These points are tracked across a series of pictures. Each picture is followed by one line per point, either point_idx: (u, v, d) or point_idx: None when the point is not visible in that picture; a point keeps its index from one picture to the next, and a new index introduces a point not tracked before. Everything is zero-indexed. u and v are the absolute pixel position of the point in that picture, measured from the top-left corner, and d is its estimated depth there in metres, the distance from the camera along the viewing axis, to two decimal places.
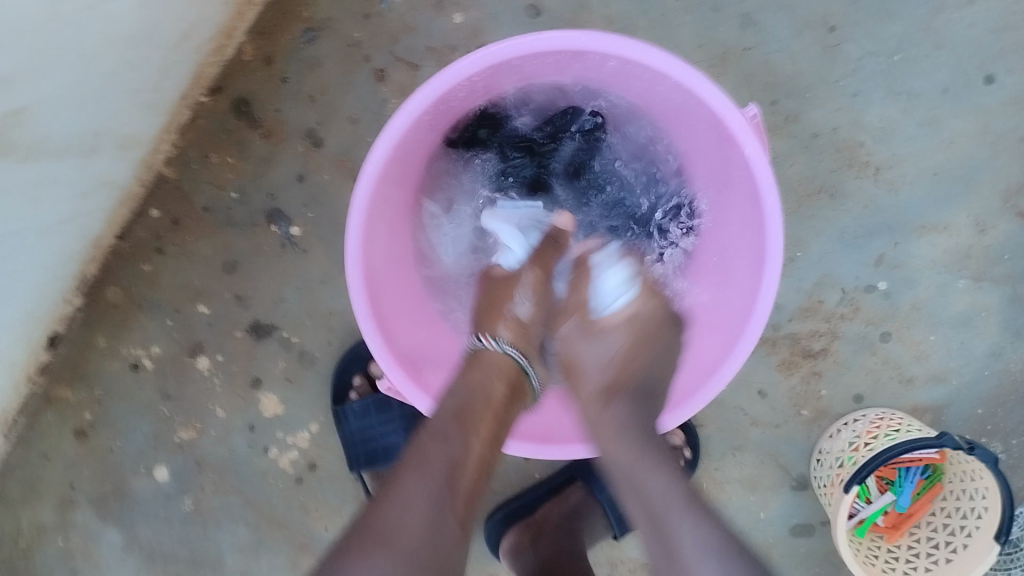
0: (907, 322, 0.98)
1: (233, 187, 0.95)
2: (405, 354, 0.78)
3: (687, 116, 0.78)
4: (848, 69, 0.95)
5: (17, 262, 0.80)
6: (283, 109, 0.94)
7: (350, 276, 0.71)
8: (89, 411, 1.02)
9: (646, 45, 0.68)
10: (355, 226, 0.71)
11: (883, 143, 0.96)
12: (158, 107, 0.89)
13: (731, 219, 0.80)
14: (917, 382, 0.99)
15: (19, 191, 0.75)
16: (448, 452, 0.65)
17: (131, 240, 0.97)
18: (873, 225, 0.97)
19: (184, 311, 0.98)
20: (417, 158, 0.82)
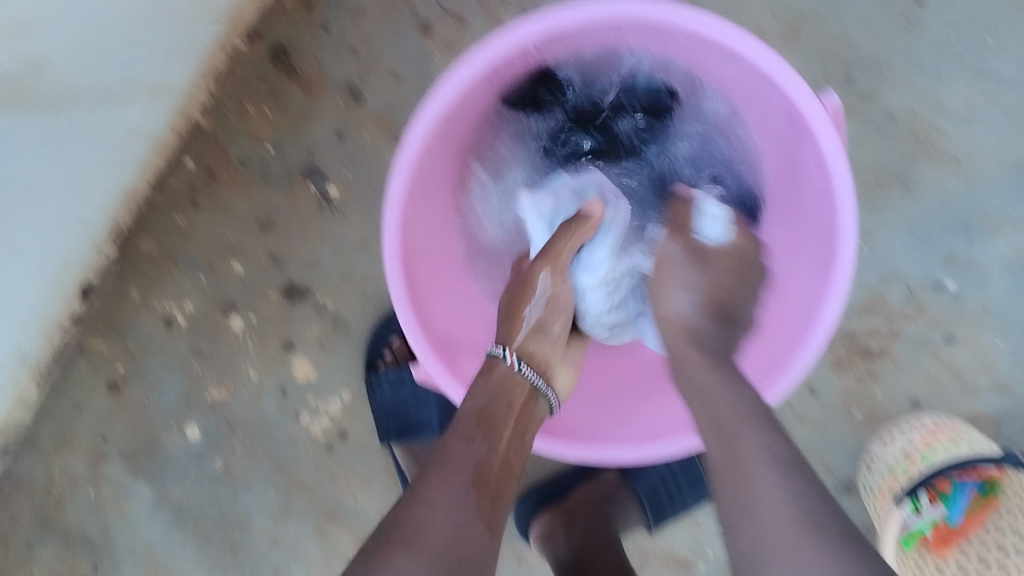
0: (972, 325, 0.91)
1: (270, 141, 0.92)
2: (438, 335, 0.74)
3: (758, 98, 0.72)
4: (930, 50, 0.88)
5: (46, 213, 0.78)
6: (326, 63, 0.90)
7: (385, 244, 0.68)
8: (122, 363, 1.01)
9: (716, 20, 0.64)
10: (396, 187, 0.68)
11: (963, 131, 0.89)
12: (190, 54, 0.85)
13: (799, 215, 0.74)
14: (979, 392, 0.92)
15: (43, 141, 0.72)
16: (472, 451, 0.59)
17: (166, 191, 0.94)
18: (944, 219, 0.89)
19: (217, 268, 0.95)
20: (468, 125, 0.78)
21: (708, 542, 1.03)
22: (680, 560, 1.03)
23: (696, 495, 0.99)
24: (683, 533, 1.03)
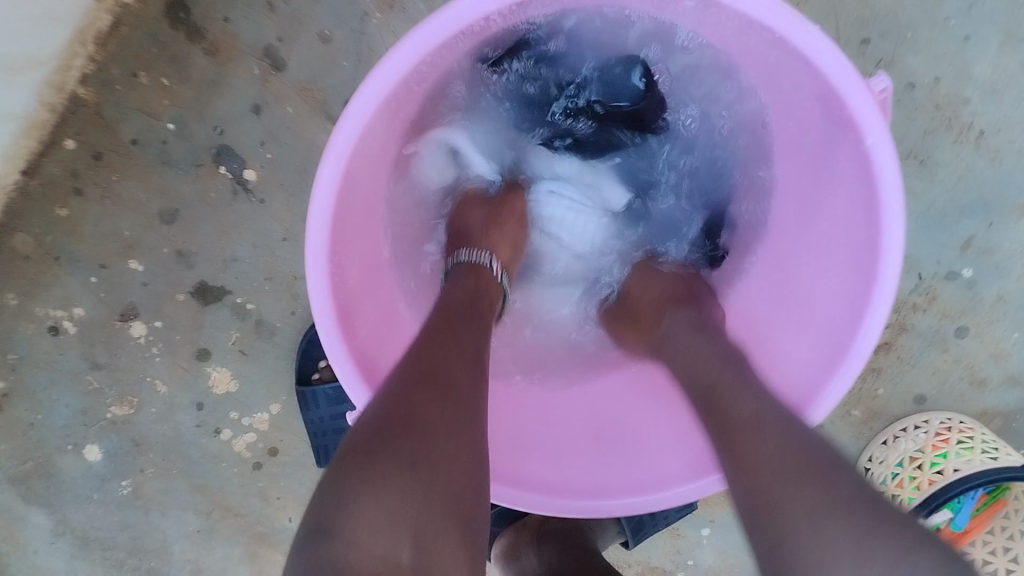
0: (988, 319, 0.80)
1: (168, 117, 0.76)
2: (362, 339, 0.60)
3: (777, 78, 0.61)
4: (959, 5, 0.74)
5: None
6: (232, 20, 0.74)
7: (310, 257, 0.54)
8: (3, 379, 0.85)
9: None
10: (336, 158, 0.53)
11: (992, 101, 0.75)
12: (56, 15, 0.69)
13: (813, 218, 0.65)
14: (990, 387, 0.82)
15: None
16: (473, 379, 0.50)
17: (42, 177, 0.77)
18: (964, 201, 0.77)
19: (111, 268, 0.80)
20: (419, 99, 0.63)
21: (689, 551, 0.91)
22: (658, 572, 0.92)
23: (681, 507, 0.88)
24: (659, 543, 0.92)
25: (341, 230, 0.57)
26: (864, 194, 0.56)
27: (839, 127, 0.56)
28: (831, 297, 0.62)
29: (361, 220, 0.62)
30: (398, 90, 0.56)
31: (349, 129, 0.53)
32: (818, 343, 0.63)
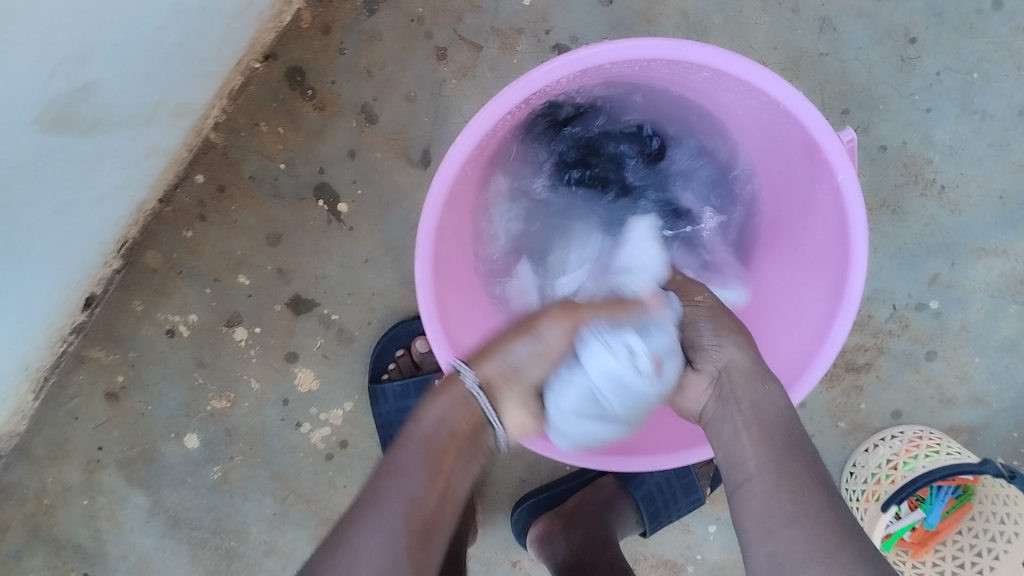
0: (953, 344, 0.97)
1: (282, 159, 0.93)
2: (456, 338, 0.73)
3: (772, 133, 0.75)
4: (923, 84, 0.93)
5: (69, 224, 0.79)
6: (339, 82, 0.91)
7: (418, 264, 0.68)
8: (121, 374, 1.00)
9: (750, 62, 0.66)
10: (442, 181, 0.67)
11: (952, 161, 0.94)
12: (212, 76, 0.86)
13: (803, 241, 0.78)
14: (956, 404, 0.98)
15: (80, 158, 0.74)
16: (404, 489, 0.58)
17: (174, 205, 0.94)
18: (931, 243, 0.95)
19: (224, 281, 0.96)
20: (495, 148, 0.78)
21: (698, 547, 1.07)
22: (670, 564, 1.07)
23: (689, 501, 1.02)
24: (671, 538, 1.07)
25: (438, 247, 0.71)
26: (841, 222, 0.69)
27: (820, 168, 0.70)
28: (815, 300, 0.75)
29: (450, 241, 0.75)
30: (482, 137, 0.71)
31: (455, 158, 0.67)
32: (806, 336, 0.74)
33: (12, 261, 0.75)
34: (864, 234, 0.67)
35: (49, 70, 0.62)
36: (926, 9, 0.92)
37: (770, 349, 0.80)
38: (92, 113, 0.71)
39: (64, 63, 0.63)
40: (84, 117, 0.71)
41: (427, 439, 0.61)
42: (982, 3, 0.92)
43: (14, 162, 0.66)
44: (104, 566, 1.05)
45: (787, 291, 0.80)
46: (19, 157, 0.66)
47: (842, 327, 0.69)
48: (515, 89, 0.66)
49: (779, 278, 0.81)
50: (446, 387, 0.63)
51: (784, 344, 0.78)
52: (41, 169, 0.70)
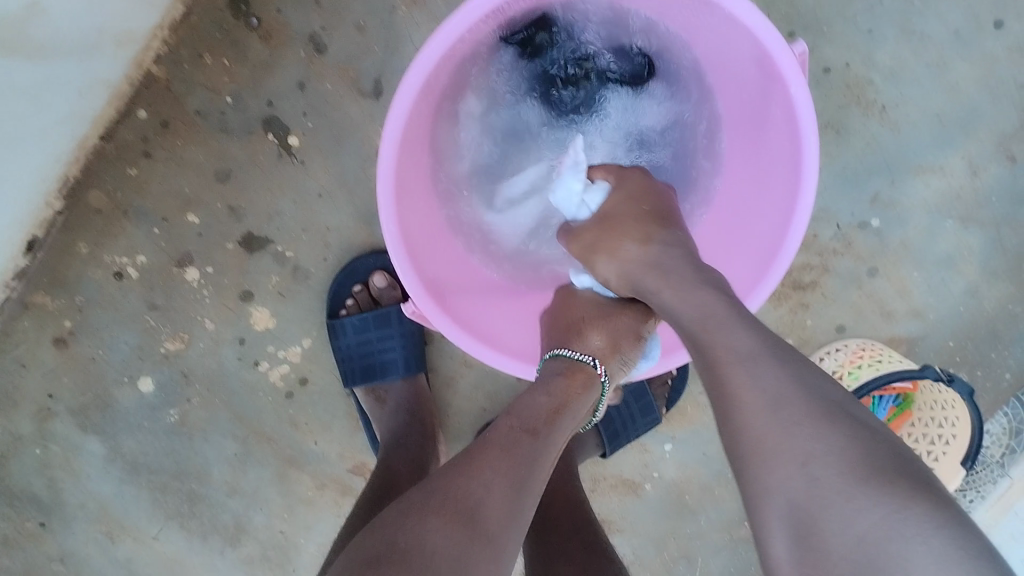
0: (894, 259, 1.01)
1: (228, 92, 0.90)
2: (424, 267, 0.75)
3: (727, 48, 0.76)
4: (867, 5, 0.94)
5: (16, 158, 0.77)
6: (285, 10, 0.88)
7: (381, 184, 0.68)
8: (69, 320, 0.97)
9: None
10: (405, 100, 0.68)
11: (893, 81, 0.96)
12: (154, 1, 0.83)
13: (761, 156, 0.79)
14: (896, 317, 1.03)
15: (24, 85, 0.72)
16: (533, 447, 0.62)
17: (116, 142, 0.91)
18: (871, 163, 0.98)
19: (172, 220, 0.94)
20: (456, 73, 0.79)
21: (655, 465, 1.10)
22: (629, 483, 1.10)
23: (647, 421, 1.05)
24: (628, 458, 1.10)
25: (400, 167, 0.72)
26: (794, 134, 0.71)
27: (773, 82, 0.71)
28: (767, 223, 0.77)
29: (412, 163, 0.76)
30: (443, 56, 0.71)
31: (417, 76, 0.67)
32: (763, 251, 0.77)
33: None
34: (815, 148, 0.69)
35: None
36: None
37: (731, 270, 0.82)
38: (41, 34, 0.70)
39: None
40: (32, 38, 0.69)
41: (552, 413, 0.66)
42: None
43: None
44: (62, 516, 1.04)
45: (747, 210, 0.81)
46: None
47: (795, 239, 0.71)
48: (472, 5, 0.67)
49: (740, 194, 0.83)
50: (576, 372, 0.70)
51: (756, 240, 0.79)
52: None
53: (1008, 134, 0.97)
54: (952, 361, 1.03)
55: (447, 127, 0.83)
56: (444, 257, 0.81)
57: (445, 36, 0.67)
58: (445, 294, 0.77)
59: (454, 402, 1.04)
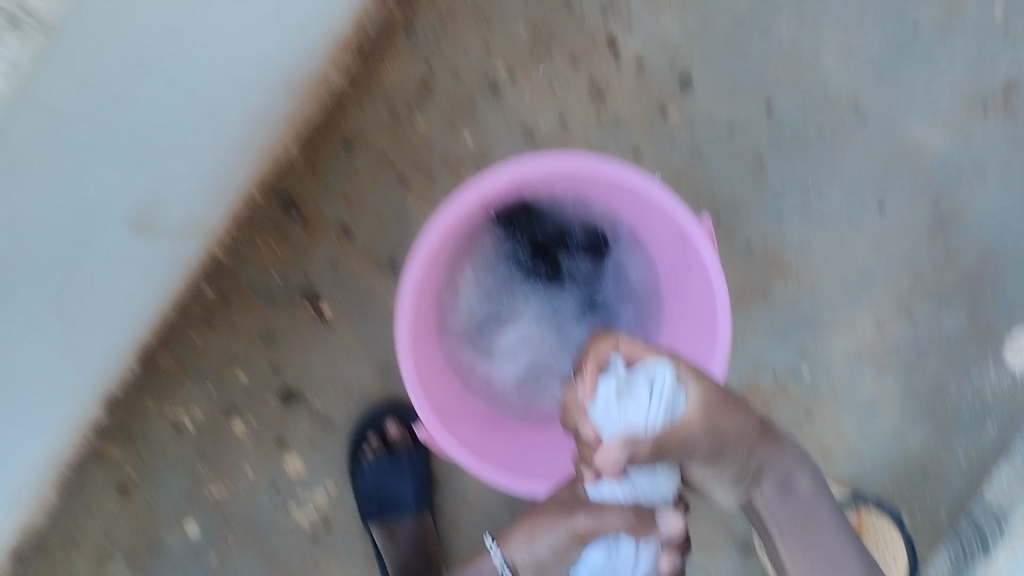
0: (828, 406, 1.20)
1: (276, 271, 1.14)
2: (432, 397, 0.94)
3: (656, 225, 1.01)
4: (773, 193, 1.17)
5: (117, 320, 0.98)
6: (323, 207, 1.13)
7: (399, 326, 0.90)
8: (132, 468, 1.15)
9: (629, 170, 0.92)
10: (416, 264, 0.91)
11: (803, 252, 1.18)
12: (228, 200, 1.08)
13: (693, 307, 1.00)
14: (837, 458, 1.20)
15: (139, 262, 0.93)
16: None
17: (185, 314, 1.14)
18: (798, 318, 1.18)
19: (225, 377, 1.15)
20: (453, 248, 1.02)
21: None
22: None
23: None
24: None
25: (412, 317, 0.93)
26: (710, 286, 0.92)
27: (690, 244, 0.95)
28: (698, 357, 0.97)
29: (421, 316, 0.97)
30: (445, 233, 0.95)
31: (425, 246, 0.91)
32: None
33: (83, 345, 0.93)
34: (724, 291, 0.90)
35: (141, 181, 0.83)
36: (766, 138, 1.16)
37: None
38: (162, 224, 0.92)
39: (152, 174, 0.84)
40: (156, 228, 0.92)
41: None
42: (809, 129, 1.16)
43: (111, 256, 0.87)
44: None
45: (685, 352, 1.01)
46: (114, 251, 0.87)
47: (719, 366, 0.90)
48: (463, 195, 0.91)
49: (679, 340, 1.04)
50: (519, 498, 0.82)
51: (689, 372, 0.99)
52: (120, 268, 0.90)
53: (905, 293, 1.19)
54: (893, 496, 1.19)
55: (446, 294, 1.06)
56: (445, 393, 1.01)
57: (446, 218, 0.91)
58: (449, 419, 0.96)
59: (457, 540, 1.18)
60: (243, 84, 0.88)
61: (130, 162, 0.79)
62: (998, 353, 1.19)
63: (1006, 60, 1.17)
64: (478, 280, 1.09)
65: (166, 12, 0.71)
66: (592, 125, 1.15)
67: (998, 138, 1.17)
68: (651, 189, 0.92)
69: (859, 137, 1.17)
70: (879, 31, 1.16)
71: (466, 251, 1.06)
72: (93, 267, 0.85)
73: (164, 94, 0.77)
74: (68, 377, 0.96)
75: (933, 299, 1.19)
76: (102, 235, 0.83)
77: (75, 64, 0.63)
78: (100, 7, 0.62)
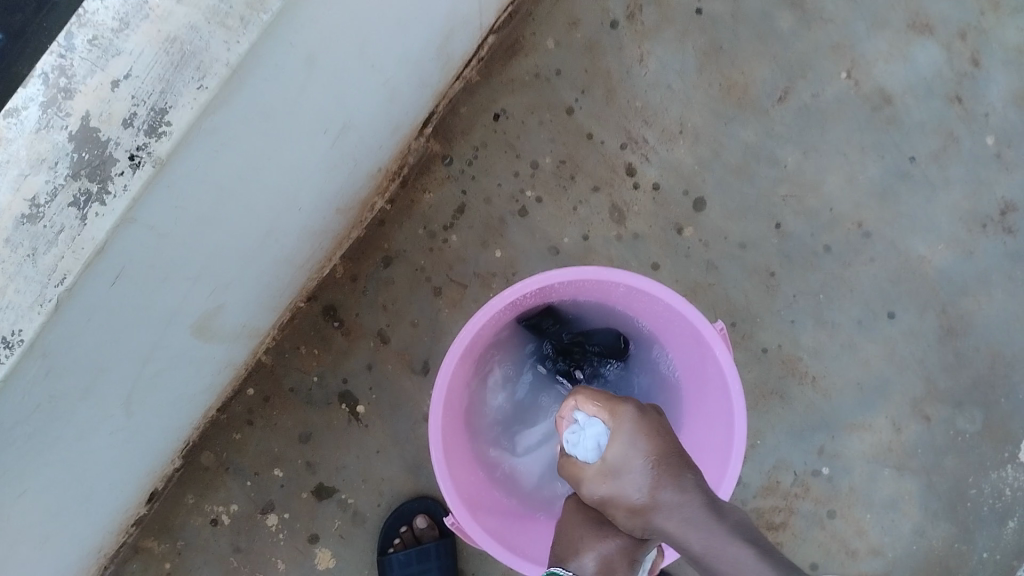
0: (849, 505, 1.23)
1: (316, 372, 1.20)
2: (463, 490, 0.99)
3: (673, 330, 1.06)
4: (786, 303, 1.23)
5: (170, 416, 1.03)
6: (361, 314, 1.21)
7: (433, 422, 0.95)
8: (169, 561, 1.20)
9: (646, 280, 0.98)
10: (449, 364, 0.97)
11: (817, 358, 1.23)
12: (277, 307, 1.15)
13: (709, 405, 1.04)
14: (859, 556, 1.23)
15: (196, 360, 0.99)
16: None
17: (228, 413, 1.20)
18: (815, 422, 1.23)
19: (262, 474, 1.20)
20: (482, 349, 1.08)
21: None
22: None
23: None
24: None
25: (444, 414, 0.99)
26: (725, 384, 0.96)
27: (706, 349, 1.00)
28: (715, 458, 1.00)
29: (452, 412, 1.03)
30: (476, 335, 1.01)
31: (458, 346, 0.98)
32: (714, 479, 0.98)
33: (140, 439, 0.98)
34: (740, 396, 0.94)
35: (209, 291, 0.90)
36: (777, 252, 1.23)
37: None
38: (218, 327, 0.99)
39: (218, 283, 0.90)
40: (213, 328, 0.98)
41: None
42: (818, 246, 1.24)
43: (175, 357, 0.93)
44: None
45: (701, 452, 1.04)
46: (177, 353, 0.92)
47: (737, 460, 0.93)
48: (493, 301, 0.98)
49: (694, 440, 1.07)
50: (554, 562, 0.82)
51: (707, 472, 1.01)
52: (178, 366, 0.95)
53: (918, 398, 1.23)
54: None
55: (475, 393, 1.12)
56: (475, 486, 1.05)
57: (480, 320, 0.97)
58: (479, 511, 1.00)
59: None
60: (297, 209, 0.97)
61: (202, 273, 0.85)
62: (1014, 458, 1.23)
63: (1001, 185, 1.24)
64: (504, 379, 1.16)
65: (253, 149, 0.78)
66: (614, 238, 1.22)
67: (999, 255, 1.24)
68: (667, 298, 0.98)
69: (866, 254, 1.24)
70: (878, 160, 1.24)
71: (494, 353, 1.13)
72: (157, 368, 0.90)
73: (239, 214, 0.84)
74: (124, 470, 1.00)
75: (948, 404, 1.23)
76: (169, 341, 0.88)
77: (177, 195, 0.70)
78: (200, 153, 0.69)
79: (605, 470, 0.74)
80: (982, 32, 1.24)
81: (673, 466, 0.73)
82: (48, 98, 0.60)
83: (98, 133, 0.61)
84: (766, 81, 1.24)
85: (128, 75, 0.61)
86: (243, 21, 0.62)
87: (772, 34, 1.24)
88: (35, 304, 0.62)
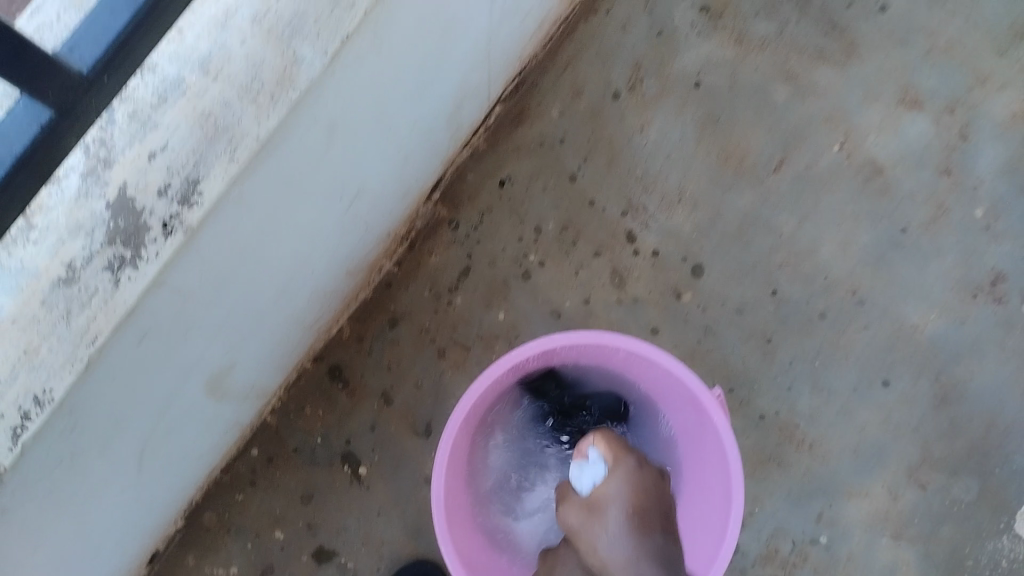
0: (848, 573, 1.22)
1: (319, 433, 1.21)
2: (463, 552, 0.99)
3: (672, 393, 1.08)
4: (783, 369, 1.25)
5: (176, 476, 1.04)
6: (365, 375, 1.22)
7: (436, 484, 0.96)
8: None
9: (645, 345, 1.00)
10: (453, 426, 0.98)
11: (814, 424, 1.24)
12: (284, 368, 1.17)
13: (707, 467, 1.05)
14: None
15: (206, 421, 1.01)
16: None
17: (231, 473, 1.21)
18: (813, 487, 1.23)
19: (263, 536, 1.20)
20: (484, 410, 1.09)
21: None
22: None
23: None
24: None
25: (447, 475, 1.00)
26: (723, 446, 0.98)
27: (704, 412, 1.01)
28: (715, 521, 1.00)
29: (454, 474, 1.04)
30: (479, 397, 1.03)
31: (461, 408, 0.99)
32: (714, 541, 0.98)
33: (146, 499, 0.99)
34: (737, 458, 0.95)
35: (222, 352, 0.92)
36: (775, 318, 1.25)
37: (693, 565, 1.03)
38: (228, 387, 1.00)
39: (229, 344, 0.92)
40: (223, 388, 0.99)
41: None
42: (814, 312, 1.26)
43: (185, 417, 0.94)
44: None
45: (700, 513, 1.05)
46: (187, 412, 0.94)
47: (735, 521, 0.94)
48: (497, 364, 1.00)
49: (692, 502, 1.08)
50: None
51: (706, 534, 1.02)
52: (187, 426, 0.96)
53: (915, 465, 1.24)
54: None
55: (476, 454, 1.13)
56: (475, 547, 1.05)
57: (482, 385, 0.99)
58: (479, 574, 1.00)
59: None
60: (309, 273, 0.99)
61: (215, 335, 0.87)
62: (1010, 526, 1.23)
63: (991, 255, 1.27)
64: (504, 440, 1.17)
65: (270, 216, 0.80)
66: (614, 303, 1.25)
67: (992, 323, 1.26)
68: (666, 361, 1.00)
69: (861, 321, 1.26)
70: (871, 230, 1.27)
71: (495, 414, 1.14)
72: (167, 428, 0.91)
73: (253, 278, 0.87)
74: (129, 530, 1.01)
75: (944, 470, 1.24)
76: (180, 401, 0.90)
77: (200, 261, 0.73)
78: (222, 222, 0.72)
79: (587, 505, 0.91)
80: (969, 109, 1.29)
81: (646, 521, 0.87)
82: (88, 168, 0.66)
83: (134, 202, 0.65)
84: (761, 153, 1.28)
85: (164, 148, 0.66)
86: (274, 99, 0.68)
87: (767, 106, 1.29)
88: (68, 362, 0.66)
